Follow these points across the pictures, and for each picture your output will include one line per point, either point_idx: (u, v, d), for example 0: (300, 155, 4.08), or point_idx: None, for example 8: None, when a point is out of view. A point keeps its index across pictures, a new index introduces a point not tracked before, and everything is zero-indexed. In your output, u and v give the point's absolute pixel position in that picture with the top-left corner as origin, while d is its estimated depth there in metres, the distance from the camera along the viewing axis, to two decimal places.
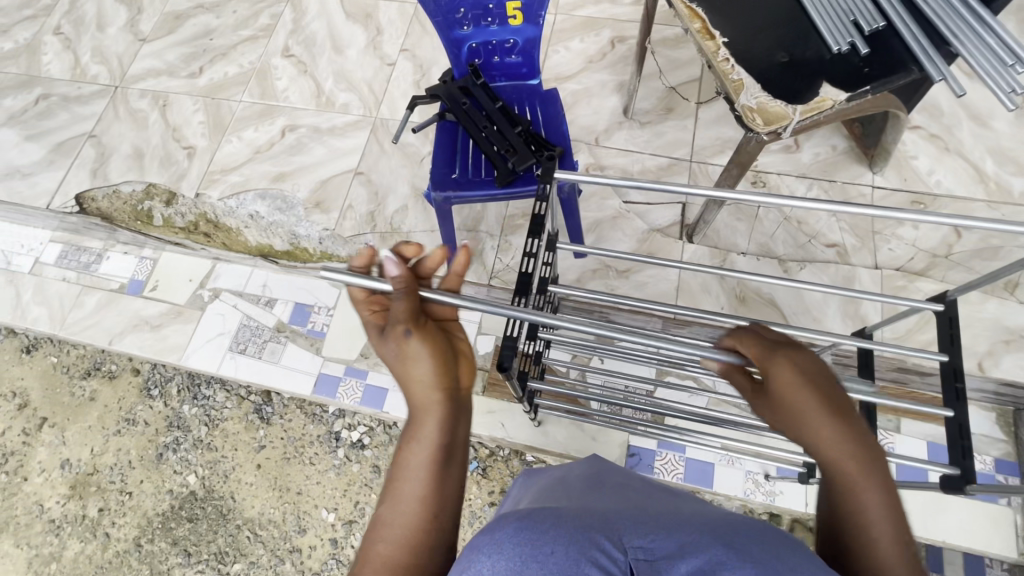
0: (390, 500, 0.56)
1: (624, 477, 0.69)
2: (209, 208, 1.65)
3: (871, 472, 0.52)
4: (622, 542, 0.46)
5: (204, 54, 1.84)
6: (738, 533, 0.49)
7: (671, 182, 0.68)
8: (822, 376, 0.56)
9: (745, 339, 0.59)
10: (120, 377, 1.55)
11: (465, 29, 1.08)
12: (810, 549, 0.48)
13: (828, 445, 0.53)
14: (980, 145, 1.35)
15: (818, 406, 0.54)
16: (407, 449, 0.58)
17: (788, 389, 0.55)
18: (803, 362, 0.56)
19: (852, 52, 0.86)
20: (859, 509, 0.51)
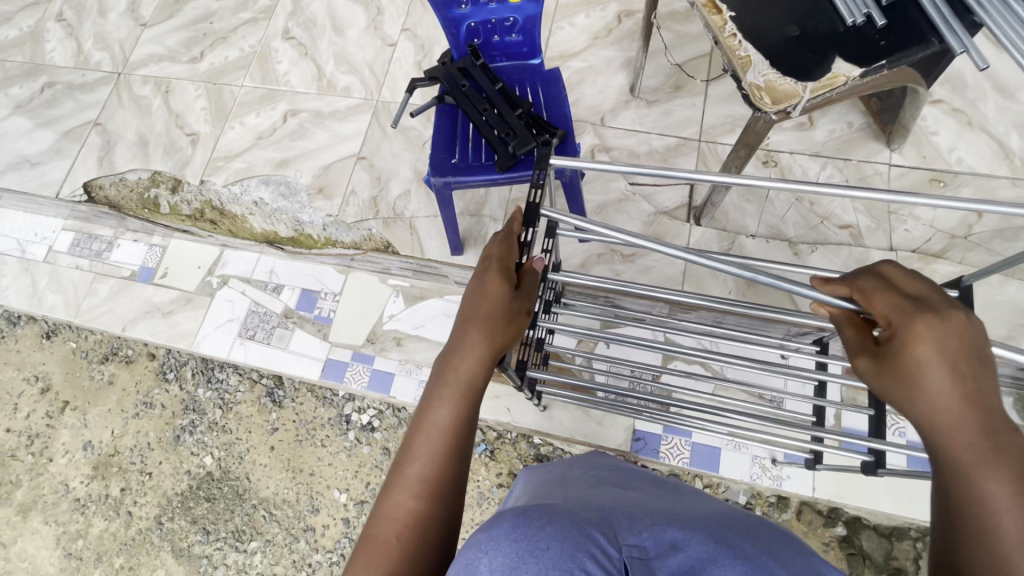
0: (416, 459, 0.54)
1: (621, 474, 0.68)
2: (214, 195, 1.65)
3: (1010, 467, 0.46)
4: (617, 538, 0.45)
5: (204, 39, 1.82)
6: (729, 530, 0.48)
7: (678, 169, 0.71)
8: (959, 350, 0.50)
9: (874, 298, 0.56)
10: (136, 362, 1.58)
11: (463, 8, 1.05)
12: (797, 547, 0.49)
13: (953, 426, 0.49)
14: (1006, 119, 1.29)
15: (948, 382, 0.50)
16: (439, 408, 0.56)
17: (912, 360, 0.51)
18: (945, 329, 0.50)
19: (868, 25, 0.82)
20: (983, 501, 0.46)
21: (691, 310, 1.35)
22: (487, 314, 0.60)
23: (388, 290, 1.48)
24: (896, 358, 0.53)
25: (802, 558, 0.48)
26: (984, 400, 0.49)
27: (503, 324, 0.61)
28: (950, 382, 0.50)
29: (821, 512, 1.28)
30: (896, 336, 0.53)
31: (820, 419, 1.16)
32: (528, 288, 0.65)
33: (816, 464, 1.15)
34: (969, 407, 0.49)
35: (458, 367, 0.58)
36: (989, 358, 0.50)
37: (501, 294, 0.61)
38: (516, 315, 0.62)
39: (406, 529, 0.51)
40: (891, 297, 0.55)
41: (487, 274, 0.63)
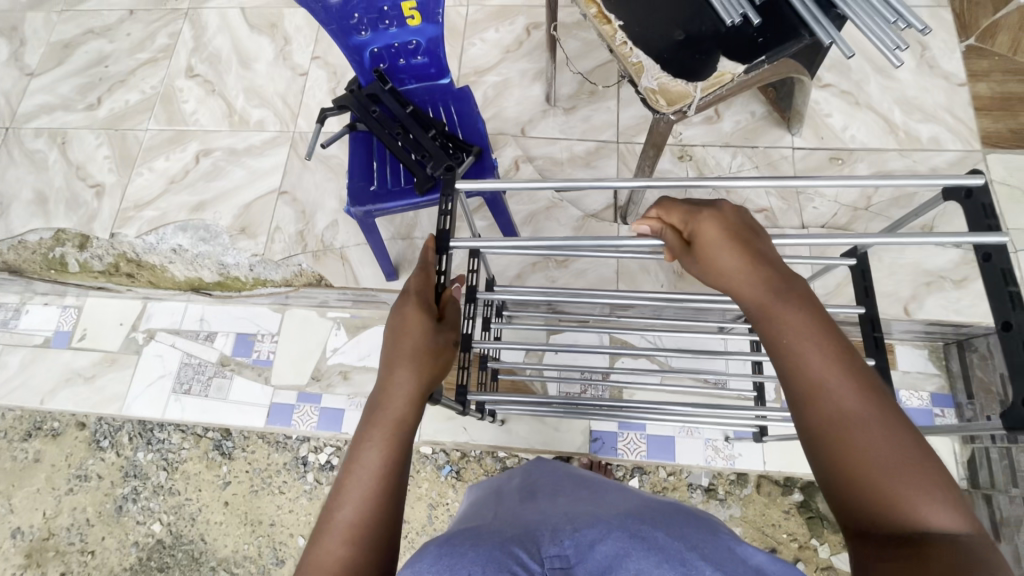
0: (344, 504, 0.52)
1: (554, 477, 0.69)
2: (128, 247, 1.55)
3: (800, 309, 0.54)
4: (538, 551, 0.46)
5: (100, 84, 1.72)
6: (647, 520, 0.49)
7: (585, 179, 0.73)
8: (739, 232, 0.58)
9: (670, 212, 0.63)
10: (64, 434, 1.45)
11: (363, 34, 1.04)
12: (710, 528, 0.50)
13: (756, 297, 0.56)
14: (888, 97, 1.40)
15: (742, 263, 0.57)
16: (370, 450, 0.55)
17: (711, 261, 0.58)
18: (724, 222, 0.59)
19: (745, 24, 0.87)
20: (797, 356, 0.52)
21: (630, 307, 1.39)
22: (408, 349, 0.60)
23: (329, 324, 1.44)
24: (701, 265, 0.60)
25: (715, 534, 0.50)
26: (768, 264, 0.57)
27: (425, 357, 0.60)
28: (739, 260, 0.57)
29: (779, 483, 1.31)
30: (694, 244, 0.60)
31: (760, 394, 1.21)
32: (451, 319, 0.65)
33: (763, 437, 1.21)
34: (762, 276, 0.56)
35: (386, 410, 0.57)
36: (766, 235, 0.60)
37: (421, 330, 0.60)
38: (441, 348, 0.61)
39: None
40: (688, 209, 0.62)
41: (406, 310, 0.62)
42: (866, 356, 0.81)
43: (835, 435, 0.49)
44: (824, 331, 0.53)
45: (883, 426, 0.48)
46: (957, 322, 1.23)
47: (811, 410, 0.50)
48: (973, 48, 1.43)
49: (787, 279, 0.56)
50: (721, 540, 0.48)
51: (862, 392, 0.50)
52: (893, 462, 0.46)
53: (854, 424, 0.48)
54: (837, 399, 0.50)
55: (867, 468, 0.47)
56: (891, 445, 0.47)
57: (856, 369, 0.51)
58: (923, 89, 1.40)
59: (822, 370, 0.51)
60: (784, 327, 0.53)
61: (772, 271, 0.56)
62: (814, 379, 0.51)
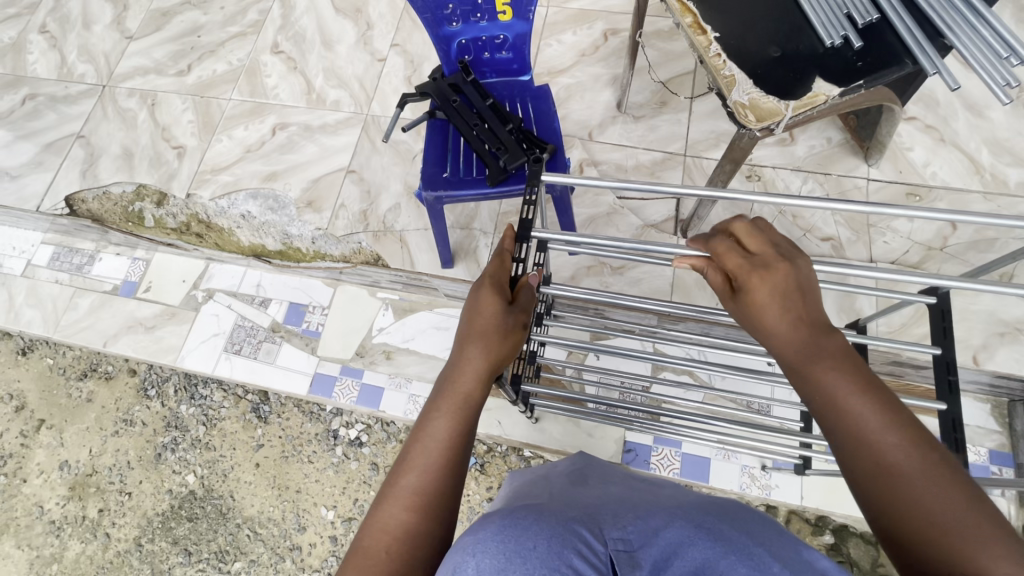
0: (411, 471, 0.53)
1: (606, 471, 0.68)
2: (200, 208, 1.64)
3: (836, 367, 0.51)
4: (602, 533, 0.45)
5: (192, 52, 1.82)
6: (710, 515, 0.48)
7: (667, 184, 0.75)
8: (787, 286, 0.55)
9: (724, 254, 0.60)
10: (117, 378, 1.53)
11: (454, 25, 1.07)
12: (770, 526, 0.48)
13: (791, 354, 0.54)
14: (976, 136, 1.34)
15: (783, 317, 0.54)
16: (437, 422, 0.56)
17: (755, 301, 0.56)
18: (775, 277, 0.56)
19: (845, 46, 0.85)
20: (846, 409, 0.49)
21: (679, 321, 1.37)
22: (481, 328, 0.61)
23: (378, 303, 1.47)
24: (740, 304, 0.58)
25: (776, 532, 0.48)
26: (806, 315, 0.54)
27: (497, 338, 0.61)
28: (780, 318, 0.54)
29: (810, 522, 1.28)
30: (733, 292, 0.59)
31: (807, 424, 1.17)
32: (524, 302, 0.65)
33: (805, 469, 1.18)
34: (803, 334, 0.53)
35: (457, 384, 0.59)
36: (815, 287, 0.56)
37: (493, 311, 0.62)
38: (511, 329, 0.62)
39: (396, 541, 0.49)
40: (732, 251, 0.60)
41: (480, 293, 0.63)
42: (936, 399, 0.77)
43: (885, 494, 0.46)
44: (870, 390, 0.49)
45: (937, 486, 0.45)
46: None
47: (861, 469, 0.48)
48: None
49: (827, 337, 0.53)
50: (786, 541, 0.46)
51: (915, 453, 0.46)
52: (949, 521, 0.44)
53: (909, 478, 0.46)
54: (890, 454, 0.47)
55: (920, 528, 0.44)
56: (945, 504, 0.44)
57: (905, 425, 0.48)
58: (1016, 132, 1.33)
59: (870, 430, 0.48)
60: (823, 380, 0.51)
61: (812, 329, 0.54)
62: (861, 439, 0.48)
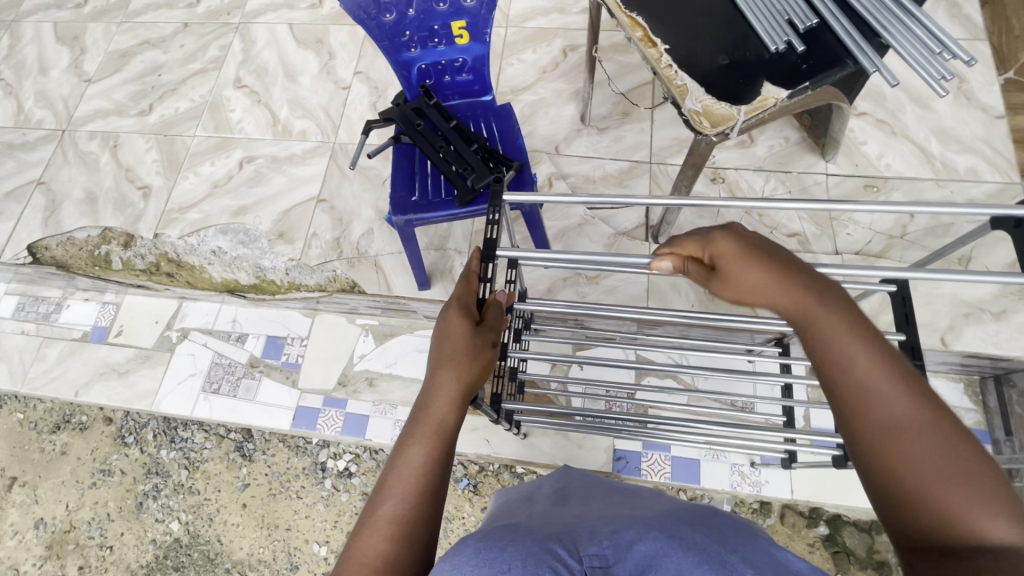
0: (386, 500, 0.52)
1: (588, 486, 0.68)
2: (170, 247, 1.60)
3: (834, 318, 0.50)
4: (577, 550, 0.45)
5: (153, 91, 1.81)
6: (682, 523, 0.48)
7: (629, 195, 0.76)
8: (767, 249, 0.55)
9: (682, 242, 0.61)
10: (91, 428, 1.48)
11: (413, 51, 1.08)
12: (737, 527, 0.49)
13: (793, 307, 0.52)
14: (924, 127, 1.40)
15: (770, 275, 0.53)
16: (411, 450, 0.55)
17: (735, 274, 0.55)
18: (749, 239, 0.56)
19: (789, 51, 0.89)
20: (841, 358, 0.48)
21: (658, 325, 1.39)
22: (455, 350, 0.61)
23: (357, 330, 1.46)
24: (724, 279, 0.56)
25: (749, 536, 0.48)
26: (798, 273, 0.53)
27: (472, 359, 0.61)
28: (768, 276, 0.53)
29: (804, 515, 1.29)
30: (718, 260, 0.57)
31: (790, 418, 1.19)
32: (493, 321, 0.65)
33: (792, 463, 1.19)
34: (799, 288, 0.52)
35: (431, 411, 0.58)
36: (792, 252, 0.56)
37: (462, 332, 0.62)
38: (480, 350, 0.62)
39: (374, 573, 0.48)
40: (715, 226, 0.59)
41: (449, 316, 0.63)
42: None
43: (885, 440, 0.45)
44: (866, 337, 0.49)
45: (935, 432, 0.44)
46: (995, 355, 1.20)
47: (858, 424, 0.46)
48: (1011, 81, 1.43)
49: (824, 292, 0.51)
50: (761, 546, 0.46)
51: (914, 402, 0.45)
52: (946, 468, 0.42)
53: (908, 431, 0.44)
54: (890, 407, 0.45)
55: (917, 477, 0.43)
56: (951, 455, 0.43)
57: (896, 372, 0.47)
58: (960, 120, 1.39)
59: (870, 382, 0.47)
60: (818, 329, 0.50)
61: (806, 283, 0.52)
62: (859, 391, 0.47)
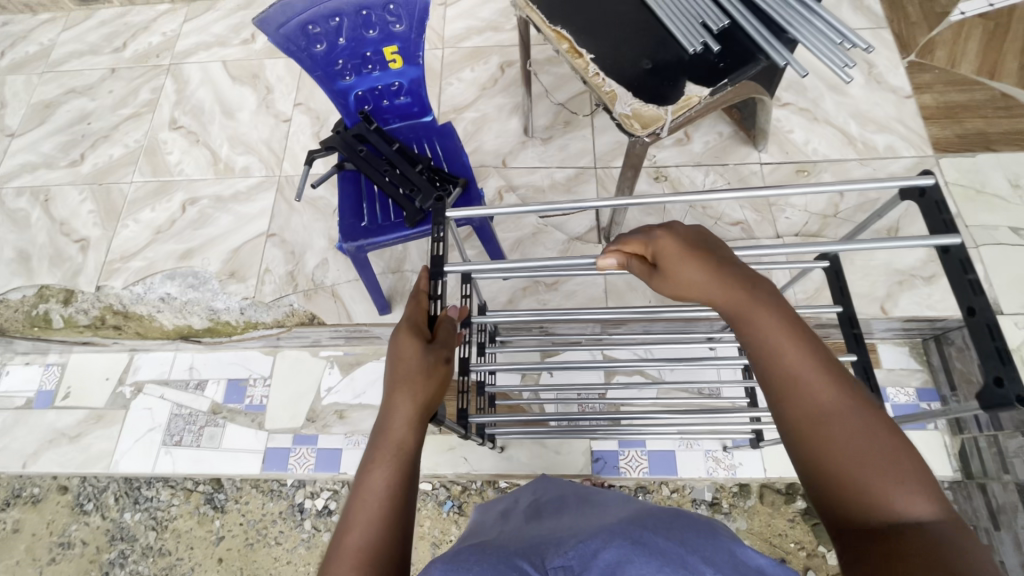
0: (353, 530, 0.51)
1: (562, 496, 0.69)
2: (114, 299, 1.54)
3: (763, 313, 0.53)
4: (543, 564, 0.45)
5: (83, 140, 1.74)
6: (645, 528, 0.48)
7: (572, 200, 0.79)
8: (705, 248, 0.58)
9: (627, 240, 0.62)
10: (45, 500, 1.37)
11: (347, 79, 1.08)
12: (696, 522, 0.50)
13: (728, 306, 0.55)
14: (844, 112, 1.50)
15: (709, 275, 0.56)
16: (373, 479, 0.55)
17: (676, 275, 0.58)
18: (685, 235, 0.59)
19: (707, 51, 0.94)
20: (769, 351, 0.52)
21: (621, 324, 1.42)
22: (406, 372, 0.61)
23: (323, 363, 1.43)
24: (665, 278, 0.59)
25: (708, 533, 0.50)
26: (731, 270, 0.56)
27: (429, 382, 0.61)
28: (706, 271, 0.56)
29: (783, 491, 1.31)
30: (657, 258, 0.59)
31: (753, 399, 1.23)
32: (444, 337, 0.66)
33: (760, 442, 1.22)
34: (735, 283, 0.55)
35: (389, 435, 0.58)
36: (726, 247, 0.59)
37: (415, 351, 0.62)
38: (434, 367, 0.62)
39: None
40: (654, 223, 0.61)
41: (399, 338, 0.64)
42: (847, 352, 0.84)
43: (810, 427, 0.48)
44: (790, 330, 0.52)
45: (853, 418, 0.47)
46: (932, 317, 1.28)
47: (787, 409, 0.49)
48: (915, 63, 1.54)
49: (757, 284, 0.54)
50: (721, 543, 0.47)
51: (834, 390, 0.48)
52: (866, 452, 0.45)
53: (830, 419, 0.47)
54: (814, 396, 0.48)
55: (840, 461, 0.45)
56: (869, 440, 0.46)
57: (820, 361, 0.50)
58: (874, 103, 1.50)
59: (795, 372, 0.50)
60: (750, 324, 0.53)
61: (738, 277, 0.55)
62: (787, 381, 0.50)
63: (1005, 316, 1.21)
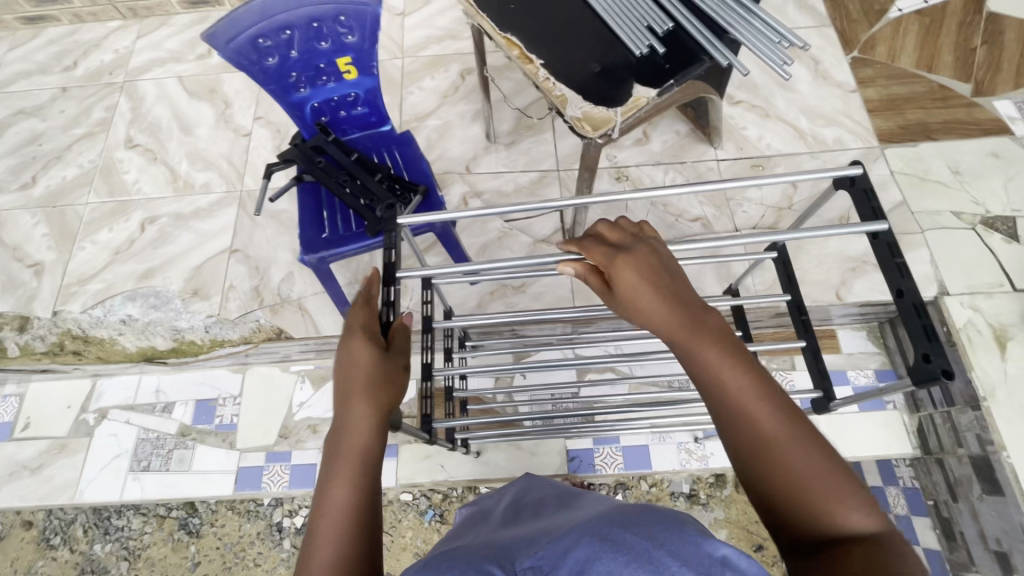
0: (321, 543, 0.52)
1: (541, 497, 0.69)
2: (72, 324, 1.49)
3: (712, 342, 0.54)
4: (512, 566, 0.45)
5: (34, 162, 1.70)
6: (614, 524, 0.47)
7: (529, 203, 0.80)
8: (657, 274, 0.59)
9: (592, 251, 0.62)
10: (9, 537, 1.32)
11: (302, 91, 1.09)
12: (665, 512, 0.49)
13: (678, 334, 0.56)
14: (794, 107, 1.55)
15: (662, 302, 0.57)
16: (335, 493, 0.55)
17: (631, 301, 0.58)
18: (639, 260, 0.59)
19: (653, 53, 0.97)
20: (718, 380, 0.53)
21: (590, 323, 1.44)
22: (356, 380, 0.60)
23: (294, 377, 1.42)
24: (621, 303, 0.59)
25: (676, 521, 0.49)
26: (682, 299, 0.57)
27: (383, 386, 0.61)
28: (660, 300, 0.57)
29: None
30: (612, 283, 0.60)
31: None
32: (400, 345, 0.66)
33: None
34: (686, 312, 0.56)
35: (348, 442, 0.58)
36: (678, 271, 0.61)
37: (371, 358, 0.61)
38: (393, 374, 0.62)
39: None
40: (607, 246, 0.63)
41: (353, 344, 0.62)
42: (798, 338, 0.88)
43: (758, 450, 0.50)
44: (738, 357, 0.54)
45: (796, 440, 0.49)
46: (884, 300, 1.34)
47: (737, 433, 0.51)
48: (858, 59, 1.61)
49: (707, 317, 0.56)
50: (692, 532, 0.46)
51: (779, 416, 0.51)
52: (809, 472, 0.48)
53: (776, 442, 0.49)
54: (761, 422, 0.50)
55: (786, 480, 0.48)
56: (811, 460, 0.48)
57: (764, 386, 0.52)
58: (821, 98, 1.56)
59: (748, 402, 0.51)
60: (701, 354, 0.54)
61: (689, 308, 0.56)
62: (740, 411, 0.51)
63: (951, 296, 1.26)
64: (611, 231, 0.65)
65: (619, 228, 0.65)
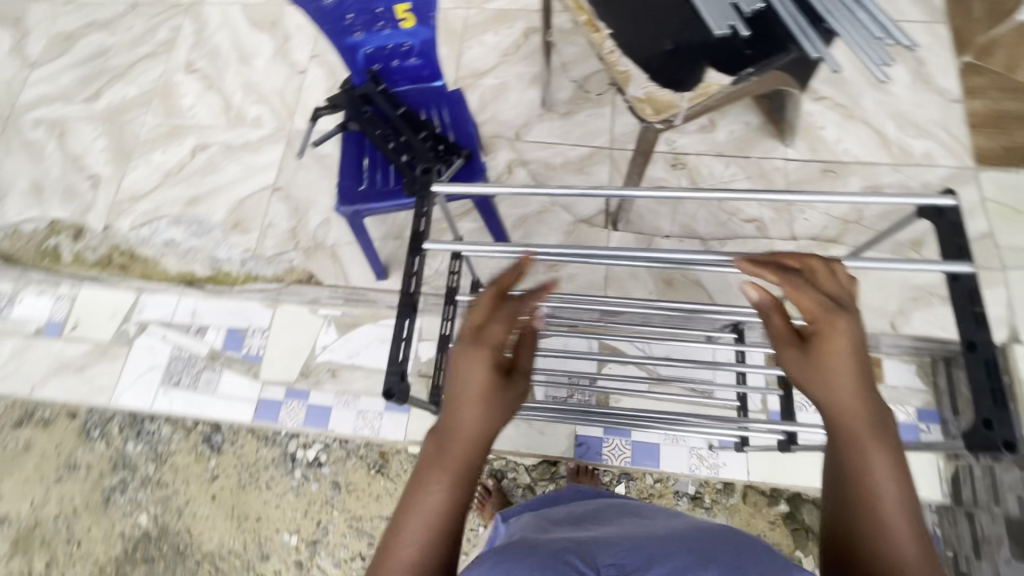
0: (409, 530, 0.54)
1: (597, 506, 0.72)
2: (121, 239, 1.55)
3: (883, 448, 0.55)
4: (594, 561, 0.48)
5: (101, 75, 1.74)
6: (693, 550, 0.49)
7: (578, 187, 0.75)
8: (862, 354, 0.58)
9: (801, 295, 0.60)
10: (54, 423, 1.42)
11: (357, 35, 1.04)
12: (744, 544, 0.51)
13: (856, 426, 0.56)
14: (883, 111, 1.40)
15: (855, 385, 0.56)
16: (433, 494, 0.55)
17: (826, 367, 0.57)
18: (853, 333, 0.58)
19: (734, 36, 0.87)
20: (873, 483, 0.54)
21: (619, 313, 1.39)
22: (473, 390, 0.59)
23: (320, 321, 1.44)
24: (812, 361, 0.58)
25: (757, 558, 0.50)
26: (874, 391, 0.57)
27: (500, 402, 0.60)
28: (856, 383, 0.56)
29: (767, 493, 1.30)
30: (813, 338, 0.59)
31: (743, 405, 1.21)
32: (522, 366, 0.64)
33: (744, 445, 1.22)
34: (872, 409, 0.56)
35: (455, 445, 0.58)
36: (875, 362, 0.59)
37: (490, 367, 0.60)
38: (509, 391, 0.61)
39: None
40: (826, 296, 0.60)
41: (476, 345, 0.60)
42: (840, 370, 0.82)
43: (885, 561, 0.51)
44: (900, 471, 0.55)
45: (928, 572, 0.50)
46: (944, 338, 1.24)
47: (870, 537, 0.53)
48: (969, 65, 1.43)
49: (888, 420, 0.57)
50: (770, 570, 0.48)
51: (917, 542, 0.52)
52: None
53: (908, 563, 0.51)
54: (899, 541, 0.52)
55: None
56: None
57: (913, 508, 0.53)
58: (918, 104, 1.40)
59: (893, 516, 0.53)
60: (868, 451, 0.55)
61: (879, 409, 0.57)
62: (882, 521, 0.53)
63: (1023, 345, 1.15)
64: (828, 275, 0.62)
65: (837, 277, 0.62)
